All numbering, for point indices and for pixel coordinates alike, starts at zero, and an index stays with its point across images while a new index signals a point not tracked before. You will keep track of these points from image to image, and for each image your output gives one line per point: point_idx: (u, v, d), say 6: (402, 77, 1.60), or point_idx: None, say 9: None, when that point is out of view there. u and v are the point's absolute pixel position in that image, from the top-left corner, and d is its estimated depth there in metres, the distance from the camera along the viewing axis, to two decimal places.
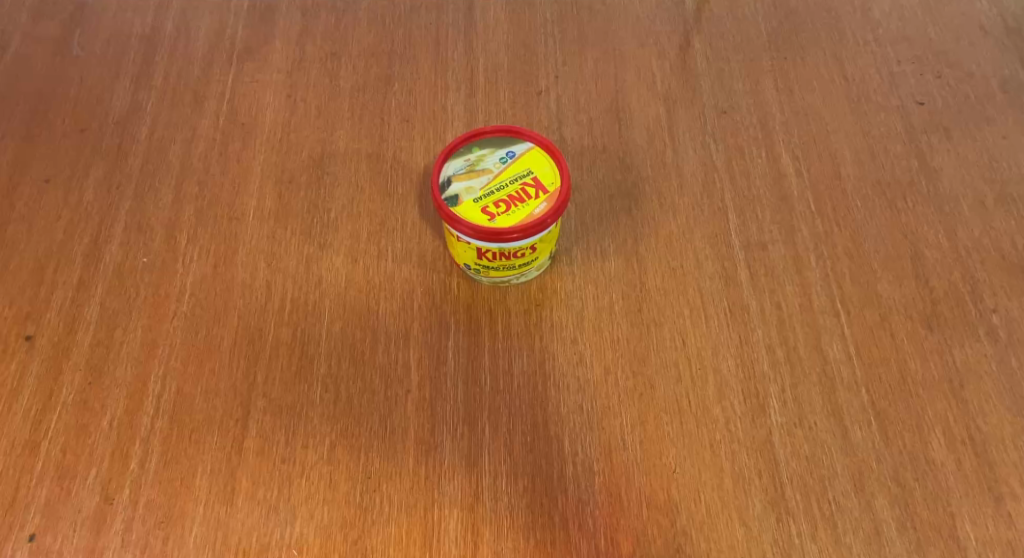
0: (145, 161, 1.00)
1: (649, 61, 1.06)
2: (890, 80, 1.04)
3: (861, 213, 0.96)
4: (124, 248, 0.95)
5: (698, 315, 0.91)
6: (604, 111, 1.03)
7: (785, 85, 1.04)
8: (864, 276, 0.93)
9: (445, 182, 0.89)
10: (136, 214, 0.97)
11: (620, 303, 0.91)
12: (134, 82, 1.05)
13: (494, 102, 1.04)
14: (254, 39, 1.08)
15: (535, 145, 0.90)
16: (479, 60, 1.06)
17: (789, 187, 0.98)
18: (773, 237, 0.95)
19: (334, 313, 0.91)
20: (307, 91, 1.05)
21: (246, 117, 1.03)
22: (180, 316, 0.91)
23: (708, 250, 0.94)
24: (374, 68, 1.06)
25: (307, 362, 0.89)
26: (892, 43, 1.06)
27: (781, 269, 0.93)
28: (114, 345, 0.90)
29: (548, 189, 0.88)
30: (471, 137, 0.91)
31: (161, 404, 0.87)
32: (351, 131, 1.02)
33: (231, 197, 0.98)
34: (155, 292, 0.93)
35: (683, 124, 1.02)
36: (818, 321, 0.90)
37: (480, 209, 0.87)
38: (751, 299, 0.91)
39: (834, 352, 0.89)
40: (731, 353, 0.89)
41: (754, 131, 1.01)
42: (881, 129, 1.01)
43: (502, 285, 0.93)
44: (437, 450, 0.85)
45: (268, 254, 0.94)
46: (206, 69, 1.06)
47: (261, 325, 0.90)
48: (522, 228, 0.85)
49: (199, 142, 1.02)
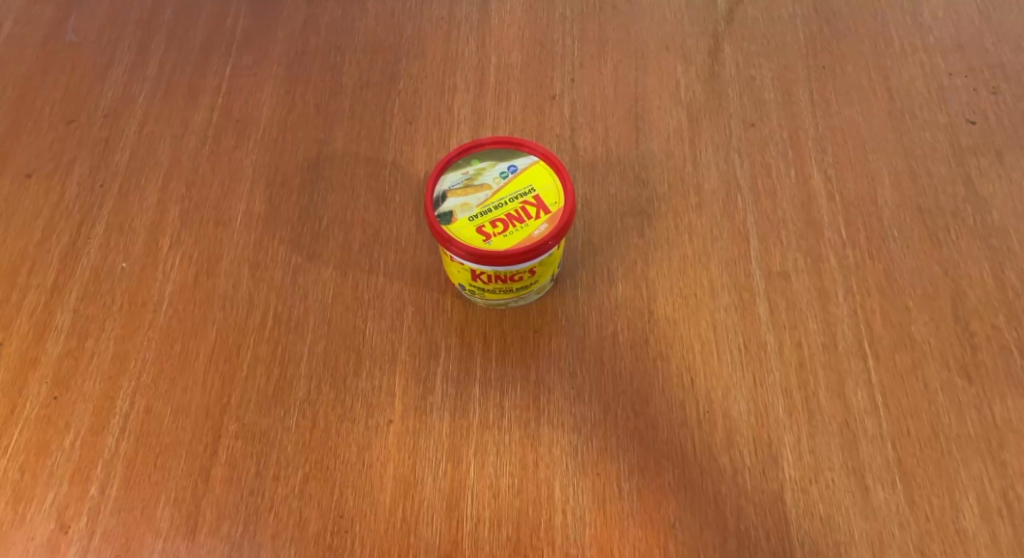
0: (132, 157, 0.96)
1: (673, 65, 1.03)
2: (939, 94, 0.99)
3: (896, 244, 0.89)
4: (103, 251, 0.90)
5: (710, 351, 0.83)
6: (622, 119, 1.00)
7: (821, 97, 1.00)
8: (895, 315, 0.84)
9: (439, 197, 0.82)
10: (117, 214, 0.92)
11: (625, 333, 0.85)
12: (127, 73, 1.01)
13: (504, 106, 1.01)
14: (255, 28, 1.04)
15: (539, 158, 0.84)
16: (491, 59, 1.04)
17: (818, 211, 0.92)
18: (797, 266, 0.88)
19: (318, 331, 0.85)
20: (307, 87, 1.01)
21: (240, 113, 0.99)
22: (155, 328, 0.85)
23: (725, 277, 0.88)
24: (379, 64, 1.03)
25: (285, 384, 0.82)
26: (942, 53, 1.01)
27: (805, 301, 0.85)
28: (83, 356, 0.84)
29: (550, 208, 0.81)
30: (470, 149, 0.84)
31: (128, 424, 0.81)
32: (351, 131, 0.98)
33: (220, 200, 0.93)
34: (131, 300, 0.87)
35: (706, 136, 0.98)
36: (842, 364, 0.82)
37: (475, 229, 0.80)
38: (770, 335, 0.84)
39: (858, 400, 0.81)
40: (744, 397, 0.81)
41: (783, 147, 0.97)
42: (925, 148, 0.95)
43: (499, 307, 0.86)
44: (416, 489, 0.78)
45: (253, 263, 0.89)
46: (204, 60, 1.02)
47: (240, 341, 0.85)
48: (520, 253, 0.78)
49: (191, 138, 0.97)
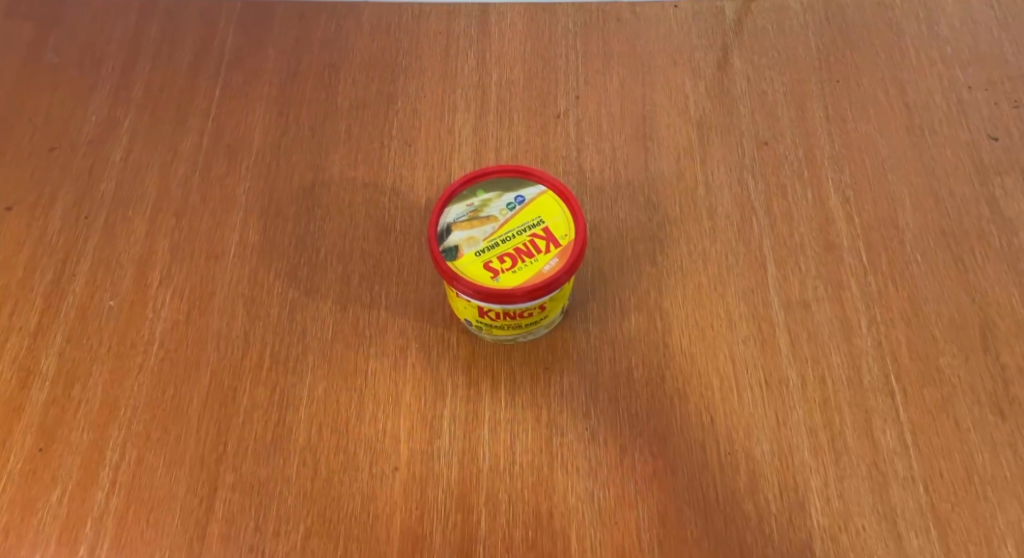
0: (119, 186, 0.91)
1: (681, 79, 0.99)
2: (959, 108, 0.95)
3: (921, 270, 0.85)
4: (89, 288, 0.85)
5: (729, 388, 0.80)
6: (629, 138, 0.96)
7: (836, 112, 0.96)
8: (921, 346, 0.81)
9: (443, 230, 0.78)
10: (103, 248, 0.87)
11: (640, 369, 0.81)
12: (111, 95, 0.97)
13: (506, 126, 0.96)
14: (246, 46, 1.00)
15: (547, 188, 0.80)
16: (492, 76, 0.99)
17: (837, 235, 0.88)
18: (818, 294, 0.84)
19: (318, 372, 0.81)
20: (301, 108, 0.97)
21: (231, 136, 0.95)
22: (146, 372, 0.81)
23: (743, 307, 0.84)
24: (376, 83, 0.99)
25: (284, 429, 0.78)
26: (961, 65, 0.98)
27: (827, 333, 0.82)
28: (70, 404, 0.80)
29: (561, 241, 0.77)
30: (474, 178, 0.80)
31: (119, 476, 0.77)
32: (347, 155, 0.94)
33: (211, 230, 0.89)
34: (119, 342, 0.82)
35: (718, 155, 0.94)
36: (869, 400, 0.79)
37: (483, 264, 0.76)
38: (791, 370, 0.80)
39: (887, 439, 0.77)
40: (767, 437, 0.77)
41: (799, 166, 0.93)
42: (947, 167, 0.91)
43: (507, 342, 0.83)
44: (425, 543, 0.74)
45: (247, 298, 0.85)
46: (192, 81, 0.98)
47: (236, 384, 0.80)
48: (530, 290, 0.74)
49: (180, 165, 0.93)
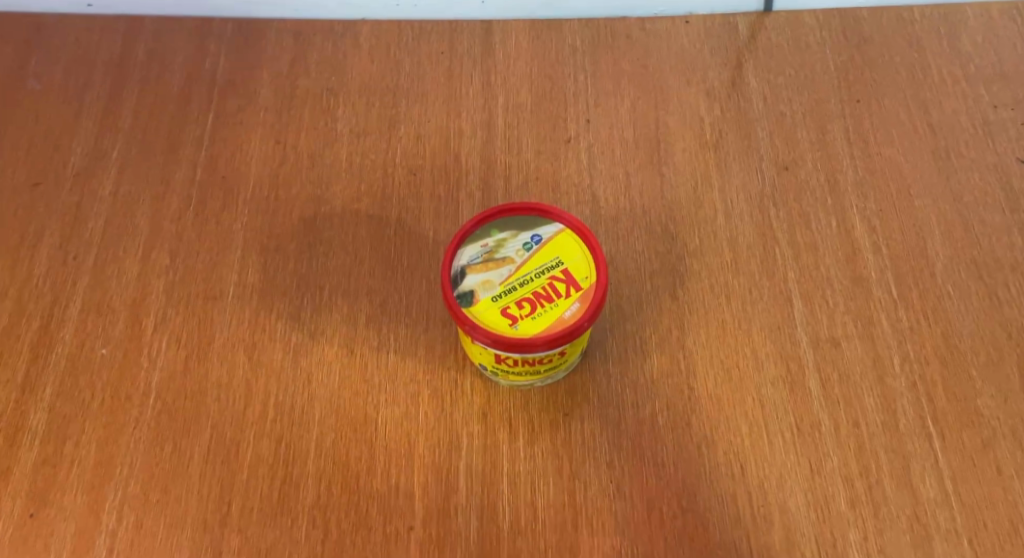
0: (108, 223, 0.86)
1: (696, 101, 0.95)
2: (985, 130, 0.91)
3: (954, 305, 0.82)
4: (79, 336, 0.80)
5: (760, 434, 0.76)
6: (644, 164, 0.91)
7: (858, 135, 0.92)
8: (958, 386, 0.78)
9: (457, 273, 0.73)
10: (93, 292, 0.83)
11: (664, 415, 0.77)
12: (98, 124, 0.92)
13: (516, 152, 0.92)
14: (239, 69, 0.95)
15: (565, 226, 0.75)
16: (499, 99, 0.95)
17: (864, 266, 0.84)
18: (847, 331, 0.81)
19: (325, 423, 0.77)
20: (299, 135, 0.92)
21: (226, 167, 0.90)
22: (143, 426, 0.76)
23: (770, 346, 0.80)
24: (377, 107, 0.94)
25: (292, 487, 0.74)
26: (985, 83, 0.94)
27: (859, 373, 0.79)
28: (63, 463, 0.75)
29: (581, 284, 0.73)
30: (488, 217, 0.75)
31: (116, 543, 0.72)
32: (349, 186, 0.89)
33: (208, 270, 0.84)
34: (113, 394, 0.78)
35: (737, 182, 0.90)
36: (906, 446, 0.75)
37: (500, 311, 0.72)
38: (823, 414, 0.77)
39: (928, 488, 0.74)
40: (802, 488, 0.74)
41: (822, 193, 0.89)
42: (975, 193, 0.88)
43: (524, 387, 0.79)
44: None
45: (249, 344, 0.80)
46: (182, 107, 0.93)
47: (239, 438, 0.76)
48: (552, 338, 0.70)
49: (172, 199, 0.88)
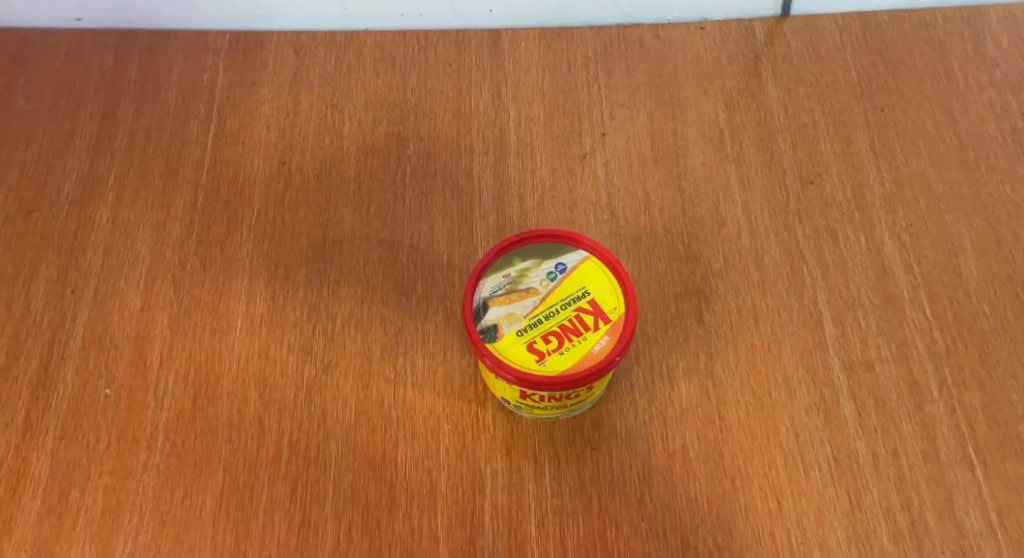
0: (107, 253, 0.82)
1: (715, 112, 0.91)
2: (1014, 139, 0.89)
3: (990, 325, 0.80)
4: (81, 375, 0.77)
5: (796, 465, 0.75)
6: (664, 180, 0.87)
7: (883, 145, 0.89)
8: (998, 412, 0.77)
9: (480, 306, 0.70)
10: (94, 327, 0.79)
11: (696, 448, 0.75)
12: (91, 146, 0.87)
13: (530, 169, 0.87)
14: (237, 85, 0.91)
15: (590, 253, 0.72)
16: (510, 113, 0.90)
17: (896, 285, 0.82)
18: (881, 354, 0.79)
19: (342, 463, 0.74)
20: (303, 155, 0.88)
21: (228, 190, 0.86)
22: (151, 470, 0.73)
23: (801, 371, 0.78)
24: (383, 124, 0.90)
25: (310, 532, 0.71)
26: (1012, 90, 0.91)
27: (895, 398, 0.77)
28: (69, 513, 0.72)
29: (610, 315, 0.70)
30: (510, 245, 0.72)
31: None
32: (358, 209, 0.85)
33: (214, 301, 0.80)
34: (119, 437, 0.74)
35: (761, 198, 0.86)
36: (947, 475, 0.75)
37: (526, 346, 0.69)
38: (860, 443, 0.76)
39: (972, 520, 0.73)
40: (842, 522, 0.73)
41: (849, 208, 0.86)
42: (1007, 206, 0.85)
43: (547, 420, 0.76)
44: None
45: (260, 379, 0.77)
46: (180, 127, 0.89)
47: (253, 481, 0.73)
48: (582, 375, 0.67)
49: (174, 225, 0.84)
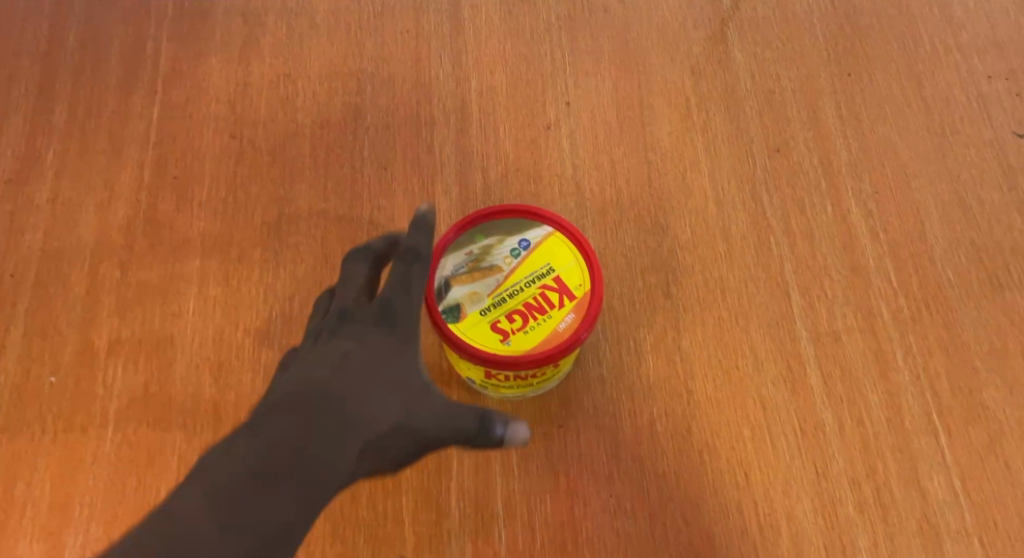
0: (48, 236, 0.79)
1: (681, 78, 0.88)
2: (979, 103, 0.87)
3: (955, 292, 0.79)
4: (24, 365, 0.74)
5: (762, 436, 0.74)
6: (630, 150, 0.85)
7: (850, 112, 0.87)
8: (963, 379, 0.76)
9: (441, 286, 0.68)
10: (36, 314, 0.76)
11: (664, 423, 0.74)
12: (29, 122, 0.83)
13: (492, 141, 0.85)
14: (183, 55, 0.87)
15: (554, 229, 0.70)
16: (471, 82, 0.87)
17: (862, 255, 0.81)
18: (848, 325, 0.78)
19: None
20: (256, 128, 0.84)
21: (176, 167, 0.82)
22: (102, 461, 0.71)
23: (769, 344, 0.77)
24: (339, 95, 0.86)
25: None
26: (979, 52, 0.89)
27: (861, 367, 0.77)
28: (15, 507, 0.70)
29: (575, 292, 0.68)
30: (472, 222, 0.70)
31: None
32: (314, 184, 0.82)
33: (164, 283, 0.77)
34: (66, 427, 0.72)
35: (728, 167, 0.84)
36: (912, 444, 0.74)
37: (490, 325, 0.67)
38: (827, 413, 0.75)
39: (936, 487, 0.73)
40: (809, 493, 0.72)
41: (815, 176, 0.84)
42: (971, 171, 0.84)
43: (513, 398, 0.75)
44: None
45: (215, 363, 0.75)
46: (123, 100, 0.85)
47: None
48: (548, 354, 0.65)
49: (118, 204, 0.80)
